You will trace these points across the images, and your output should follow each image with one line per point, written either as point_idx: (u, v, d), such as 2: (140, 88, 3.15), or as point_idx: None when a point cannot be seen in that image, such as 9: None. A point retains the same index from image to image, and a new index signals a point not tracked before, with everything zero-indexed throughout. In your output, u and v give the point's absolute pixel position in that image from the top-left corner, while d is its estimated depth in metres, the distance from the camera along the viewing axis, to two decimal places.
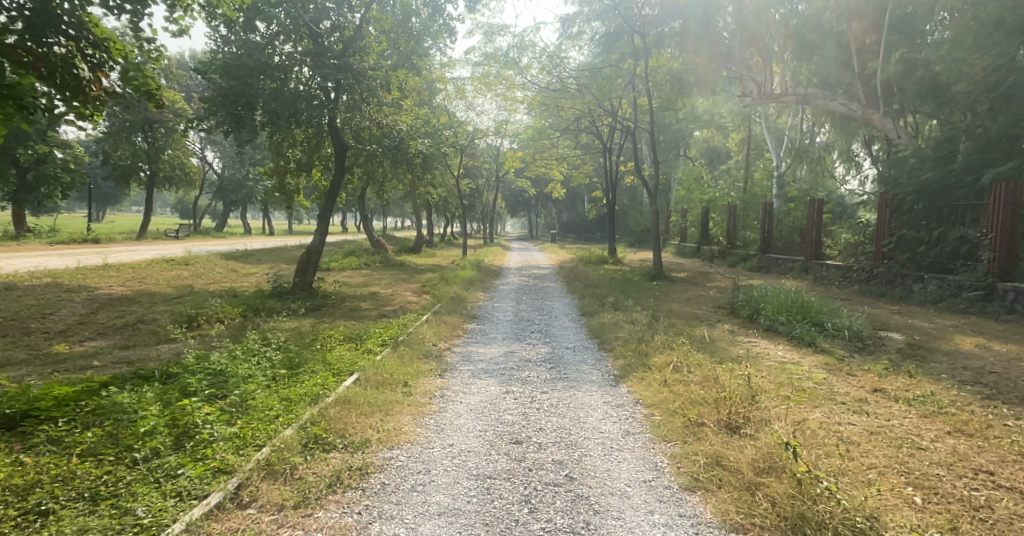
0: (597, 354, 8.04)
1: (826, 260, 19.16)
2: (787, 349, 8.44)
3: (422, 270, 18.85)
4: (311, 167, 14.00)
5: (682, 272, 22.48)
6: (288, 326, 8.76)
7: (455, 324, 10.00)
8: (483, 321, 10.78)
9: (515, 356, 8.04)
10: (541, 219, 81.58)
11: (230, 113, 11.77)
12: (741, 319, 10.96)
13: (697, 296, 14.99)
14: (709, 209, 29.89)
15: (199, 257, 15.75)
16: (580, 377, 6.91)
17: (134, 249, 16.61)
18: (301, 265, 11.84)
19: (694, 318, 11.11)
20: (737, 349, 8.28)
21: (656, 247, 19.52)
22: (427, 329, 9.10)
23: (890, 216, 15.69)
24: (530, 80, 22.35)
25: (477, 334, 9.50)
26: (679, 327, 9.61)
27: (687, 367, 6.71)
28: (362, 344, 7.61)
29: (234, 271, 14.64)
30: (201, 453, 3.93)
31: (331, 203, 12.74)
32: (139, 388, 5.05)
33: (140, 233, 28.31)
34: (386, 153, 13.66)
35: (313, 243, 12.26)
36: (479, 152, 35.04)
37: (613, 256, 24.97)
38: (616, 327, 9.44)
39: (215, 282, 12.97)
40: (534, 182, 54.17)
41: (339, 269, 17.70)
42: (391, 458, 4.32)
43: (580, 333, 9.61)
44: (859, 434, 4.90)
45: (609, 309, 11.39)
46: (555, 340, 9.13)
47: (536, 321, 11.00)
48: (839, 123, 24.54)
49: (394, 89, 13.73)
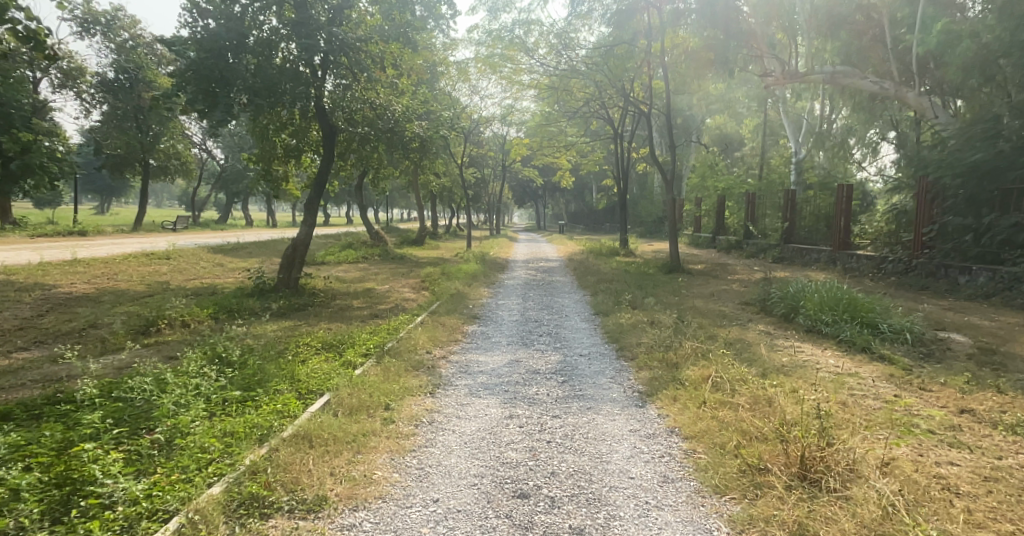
0: (618, 365, 6.89)
1: (855, 250, 17.94)
2: (839, 356, 7.28)
3: (424, 263, 17.75)
4: (301, 152, 12.88)
5: (699, 263, 21.24)
6: (261, 332, 7.59)
7: (454, 327, 8.85)
8: (485, 322, 9.62)
9: (521, 367, 6.87)
10: (548, 210, 80.29)
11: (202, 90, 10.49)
12: (775, 318, 9.79)
13: (720, 290, 13.83)
14: (725, 197, 28.58)
15: (183, 251, 14.69)
16: (598, 396, 5.77)
17: (116, 241, 15.53)
18: (286, 260, 10.73)
19: (722, 317, 9.94)
20: (780, 357, 7.13)
21: (672, 238, 18.28)
22: (422, 333, 7.94)
23: (930, 202, 14.58)
24: (538, 61, 21.04)
25: (478, 338, 8.35)
26: (709, 329, 8.44)
27: (732, 385, 5.52)
28: (343, 354, 6.46)
29: (221, 266, 13.57)
30: (83, 528, 2.88)
31: (320, 192, 11.63)
32: (40, 424, 3.95)
33: (135, 225, 27.42)
34: (378, 134, 12.50)
35: (299, 235, 11.16)
36: (485, 140, 33.87)
37: (625, 246, 23.75)
38: (638, 330, 8.27)
39: (196, 277, 11.92)
40: (541, 171, 52.99)
41: (335, 262, 16.61)
42: (353, 525, 3.23)
43: (597, 336, 8.46)
44: (973, 481, 3.78)
45: (626, 308, 10.21)
46: (567, 345, 7.96)
47: (546, 321, 9.83)
48: (865, 104, 23.15)
49: (390, 66, 12.53)
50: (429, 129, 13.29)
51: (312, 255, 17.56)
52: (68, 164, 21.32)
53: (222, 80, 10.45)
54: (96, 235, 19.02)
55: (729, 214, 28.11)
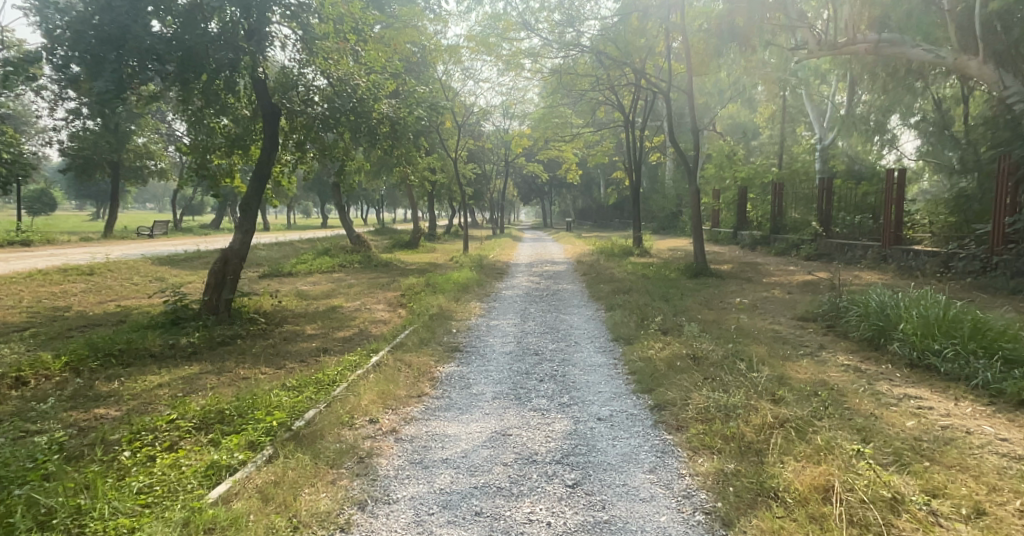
0: (658, 445, 4.42)
1: (911, 245, 15.37)
2: (991, 418, 4.79)
3: (409, 271, 15.38)
4: (247, 141, 10.54)
5: (725, 263, 18.69)
6: (130, 393, 5.23)
7: (421, 371, 6.39)
8: (468, 358, 7.15)
9: (511, 450, 4.42)
10: (555, 206, 78.02)
11: (88, 55, 7.64)
12: (855, 344, 7.27)
13: (761, 299, 11.36)
14: (747, 188, 26.07)
15: (116, 264, 12.32)
16: (638, 524, 3.35)
17: (46, 254, 13.27)
18: (213, 279, 8.35)
19: (782, 344, 7.42)
20: (906, 425, 4.59)
21: (695, 236, 15.71)
22: (370, 387, 5.51)
23: (1014, 187, 11.96)
24: (541, 42, 18.50)
25: (452, 390, 5.88)
26: (775, 370, 5.93)
27: (882, 521, 3.08)
28: (220, 442, 4.04)
29: (153, 283, 11.28)
30: None
31: (259, 187, 9.14)
32: None
33: (106, 233, 25.31)
34: (337, 114, 10.10)
35: (232, 245, 8.73)
36: (484, 133, 31.48)
37: (639, 245, 21.30)
38: (677, 376, 5.80)
39: (110, 300, 9.67)
40: (548, 166, 50.78)
41: (304, 273, 14.24)
42: None
43: (619, 383, 6.05)
44: None
45: (654, 333, 7.73)
46: (581, 401, 5.50)
47: (549, 354, 7.36)
48: (907, 80, 20.49)
49: (351, 34, 10.25)
50: (401, 110, 10.95)
51: (280, 264, 15.24)
52: (19, 166, 19.18)
53: (112, 40, 7.75)
54: (40, 246, 16.85)
55: (752, 207, 25.50)
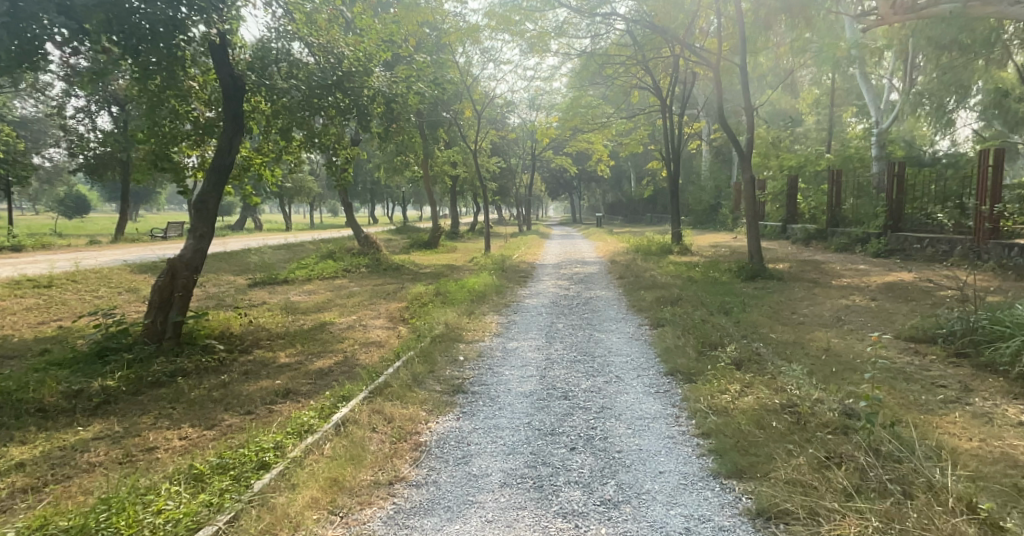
0: None
1: (1009, 239, 12.93)
2: None
3: (419, 276, 13.47)
4: (214, 128, 8.84)
5: (781, 262, 16.43)
6: None
7: (403, 433, 4.50)
8: (474, 405, 5.21)
9: None
10: (585, 202, 75.36)
11: None
12: (1016, 384, 5.13)
13: (843, 309, 9.19)
14: (796, 176, 23.60)
15: (84, 274, 10.78)
16: None
17: (15, 262, 11.81)
18: (156, 296, 6.64)
19: (910, 382, 5.33)
20: None
21: (749, 231, 13.55)
22: (315, 474, 3.65)
23: None
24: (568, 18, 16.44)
25: (444, 470, 3.95)
26: (935, 439, 3.88)
27: None
28: None
29: (116, 298, 9.69)
30: None
31: (219, 180, 7.37)
32: None
33: (116, 235, 24.11)
34: (321, 90, 8.30)
35: (182, 254, 6.99)
36: (508, 123, 29.48)
37: (679, 242, 19.14)
38: (782, 452, 3.81)
39: (51, 320, 8.11)
40: (579, 159, 48.51)
41: (300, 281, 12.50)
42: None
43: (688, 455, 4.07)
44: None
45: (726, 367, 5.72)
46: (640, 499, 3.51)
47: (584, 398, 5.34)
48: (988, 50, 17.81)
49: None
50: (399, 86, 9.08)
51: (275, 270, 13.55)
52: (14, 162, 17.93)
53: None
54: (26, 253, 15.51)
55: (803, 198, 23.01)
